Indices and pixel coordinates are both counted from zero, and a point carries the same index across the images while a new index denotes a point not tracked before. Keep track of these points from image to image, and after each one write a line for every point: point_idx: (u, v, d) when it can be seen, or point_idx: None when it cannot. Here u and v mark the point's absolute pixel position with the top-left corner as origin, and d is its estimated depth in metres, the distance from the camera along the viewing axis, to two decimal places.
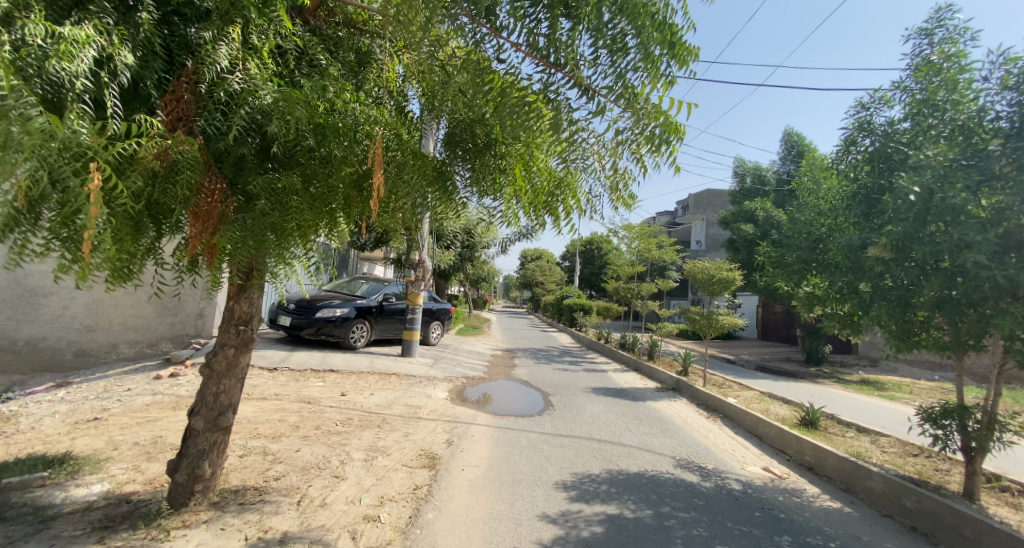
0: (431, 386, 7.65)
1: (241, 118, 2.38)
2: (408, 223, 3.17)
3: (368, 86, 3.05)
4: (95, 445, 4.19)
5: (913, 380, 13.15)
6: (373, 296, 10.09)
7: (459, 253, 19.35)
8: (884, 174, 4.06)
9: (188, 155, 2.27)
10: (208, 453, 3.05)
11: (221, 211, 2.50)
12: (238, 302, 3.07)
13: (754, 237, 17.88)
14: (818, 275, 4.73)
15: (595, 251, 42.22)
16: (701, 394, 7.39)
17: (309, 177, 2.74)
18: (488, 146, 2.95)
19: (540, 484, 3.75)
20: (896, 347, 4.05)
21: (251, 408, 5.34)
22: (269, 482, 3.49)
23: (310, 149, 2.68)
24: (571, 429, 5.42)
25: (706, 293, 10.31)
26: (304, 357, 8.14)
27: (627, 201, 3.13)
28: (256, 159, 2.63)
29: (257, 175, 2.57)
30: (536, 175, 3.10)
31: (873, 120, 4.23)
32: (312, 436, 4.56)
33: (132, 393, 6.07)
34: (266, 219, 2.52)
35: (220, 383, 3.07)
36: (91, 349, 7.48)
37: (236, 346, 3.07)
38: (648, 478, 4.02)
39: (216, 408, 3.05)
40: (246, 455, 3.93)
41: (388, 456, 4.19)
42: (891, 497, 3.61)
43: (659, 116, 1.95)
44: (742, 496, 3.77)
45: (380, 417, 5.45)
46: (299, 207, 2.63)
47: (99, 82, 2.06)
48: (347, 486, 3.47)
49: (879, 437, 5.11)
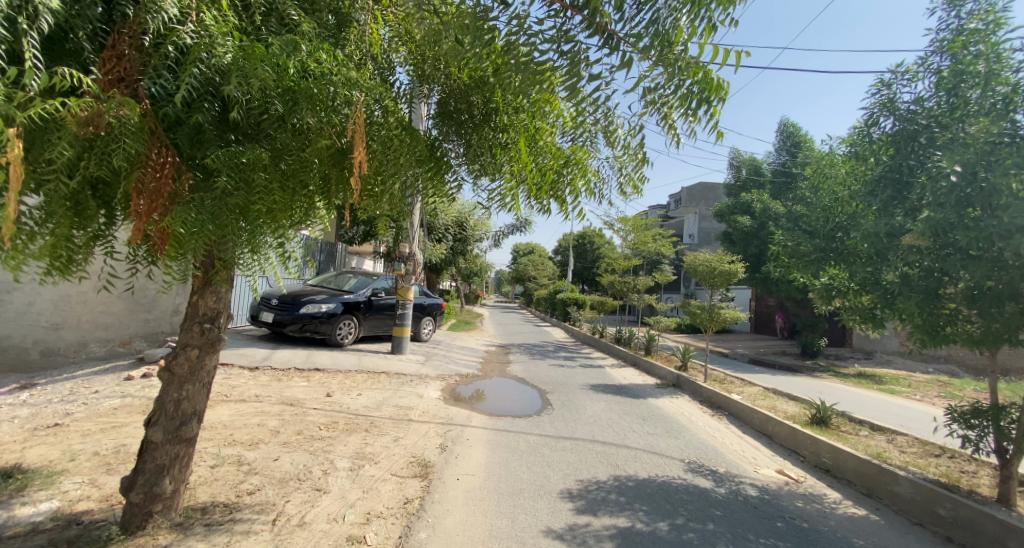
0: (423, 384, 7.30)
1: (192, 77, 1.98)
2: (397, 211, 2.85)
3: (348, 48, 2.58)
4: (49, 456, 3.78)
5: (908, 373, 13.12)
6: (361, 290, 9.68)
7: (451, 246, 18.93)
8: (912, 155, 3.78)
9: (130, 123, 1.88)
10: (169, 469, 2.67)
11: (173, 190, 2.11)
12: (203, 297, 2.69)
13: (751, 230, 17.64)
14: (837, 266, 4.45)
15: (588, 244, 42.05)
16: (703, 391, 7.15)
17: (280, 152, 2.37)
18: (486, 118, 2.51)
19: (543, 494, 3.44)
20: (923, 343, 3.78)
21: (227, 411, 4.94)
22: (242, 498, 3.11)
23: (279, 118, 2.28)
24: (572, 430, 5.11)
25: (706, 285, 10.07)
26: (289, 355, 7.72)
27: (638, 184, 2.85)
28: (217, 128, 2.23)
29: (217, 148, 2.18)
30: (541, 152, 2.62)
31: (898, 99, 3.97)
32: (294, 442, 4.19)
33: (99, 396, 5.62)
34: (228, 199, 2.15)
35: (181, 389, 2.68)
36: (59, 348, 6.85)
37: (200, 346, 2.70)
38: (659, 485, 3.74)
39: (177, 417, 2.68)
40: (219, 466, 3.55)
41: (376, 464, 3.84)
42: (922, 503, 3.40)
43: (697, 71, 1.65)
44: (760, 503, 3.51)
45: (368, 420, 5.08)
46: (267, 185, 2.26)
47: (15, 30, 1.63)
48: (330, 501, 3.13)
49: (895, 436, 4.92)
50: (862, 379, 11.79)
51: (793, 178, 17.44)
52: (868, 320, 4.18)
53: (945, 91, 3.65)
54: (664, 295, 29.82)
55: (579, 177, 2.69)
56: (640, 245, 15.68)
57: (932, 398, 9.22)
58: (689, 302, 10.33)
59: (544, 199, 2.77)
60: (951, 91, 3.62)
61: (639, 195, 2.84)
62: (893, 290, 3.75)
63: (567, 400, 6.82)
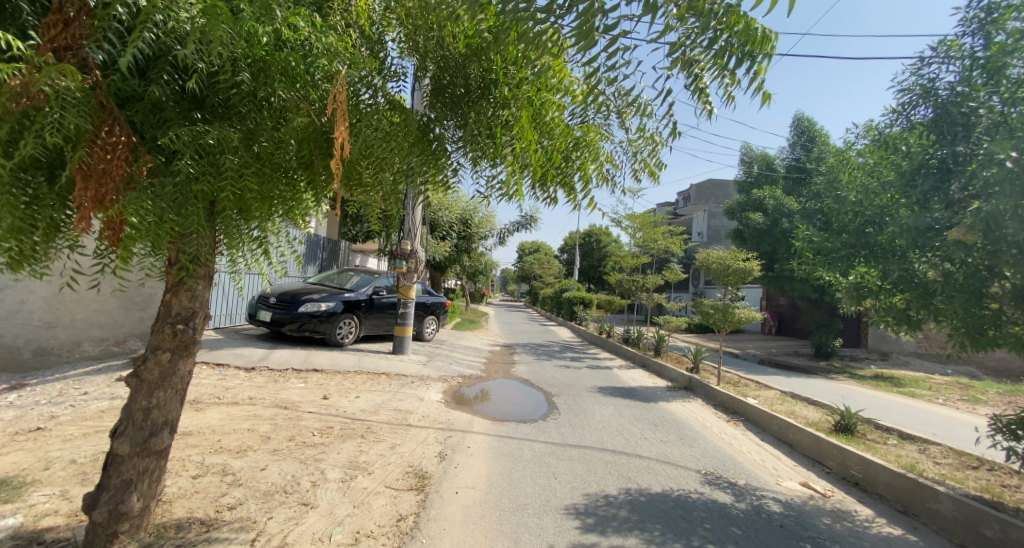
0: (423, 386, 7.05)
1: (142, 40, 1.69)
2: (388, 200, 2.53)
3: (332, 18, 2.25)
4: (24, 464, 3.57)
5: (929, 376, 12.64)
6: (362, 289, 9.45)
7: (456, 244, 18.64)
8: (955, 141, 3.47)
9: (72, 94, 1.60)
10: (137, 484, 2.44)
11: (127, 173, 1.83)
12: (176, 296, 2.44)
13: (763, 227, 17.09)
14: (867, 264, 4.11)
15: (594, 243, 41.58)
16: (718, 395, 6.82)
17: (252, 132, 2.08)
18: (484, 92, 2.17)
19: (548, 511, 3.16)
20: (966, 347, 3.45)
21: (218, 415, 4.71)
22: (221, 513, 2.85)
23: (249, 93, 1.99)
24: (579, 438, 4.82)
25: (719, 284, 9.71)
26: (286, 355, 7.51)
27: (655, 169, 2.56)
28: (180, 105, 1.96)
29: (179, 126, 1.89)
30: (548, 133, 2.25)
31: (935, 83, 3.68)
32: (284, 450, 3.95)
33: (87, 398, 5.43)
34: (193, 186, 1.87)
35: (151, 397, 2.44)
36: (52, 348, 6.68)
37: (173, 349, 2.44)
38: (674, 500, 3.44)
39: (146, 428, 2.44)
40: (200, 477, 3.31)
41: (369, 475, 3.59)
42: (966, 524, 3.09)
43: (737, 21, 1.33)
44: (785, 521, 3.21)
45: (364, 425, 4.83)
46: (239, 169, 1.98)
47: None
48: (316, 518, 2.88)
49: (928, 446, 4.59)
50: (881, 381, 11.38)
51: (807, 174, 17.05)
52: (902, 322, 3.86)
53: (991, 70, 3.34)
54: (672, 294, 29.39)
55: (590, 162, 2.34)
56: (649, 243, 15.29)
57: (956, 402, 8.84)
58: (701, 301, 9.96)
59: (551, 186, 2.42)
60: (995, 71, 3.32)
61: (657, 183, 2.55)
62: (933, 287, 3.44)
63: (574, 404, 6.54)
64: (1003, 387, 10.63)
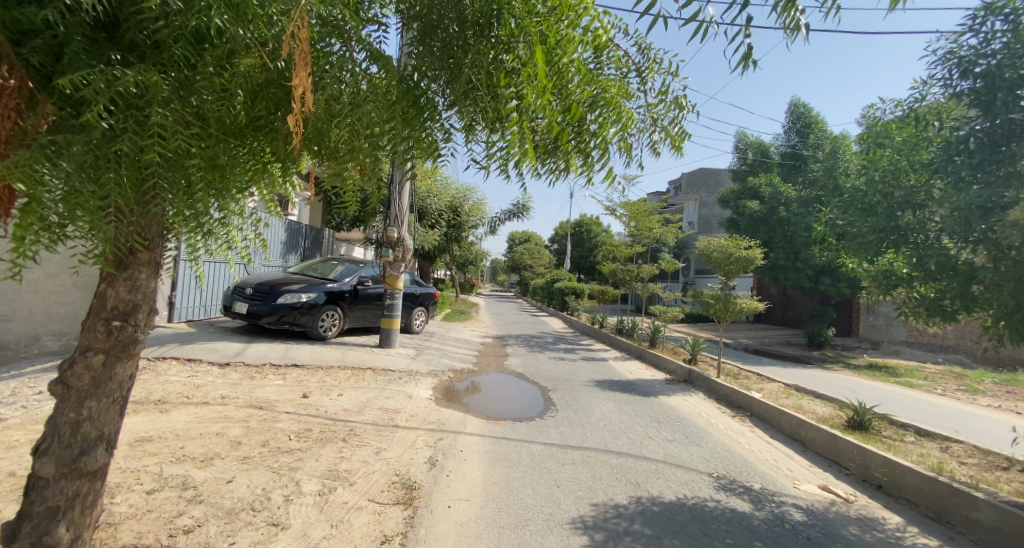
0: (413, 382, 6.67)
1: None
2: (366, 178, 2.07)
3: None
4: None
5: (920, 364, 12.73)
6: (346, 279, 8.97)
7: (446, 232, 18.09)
8: (1008, 110, 3.18)
9: None
10: (66, 511, 2.05)
11: (20, 128, 1.36)
12: (113, 287, 1.98)
13: (760, 215, 16.92)
14: (895, 249, 3.82)
15: (584, 232, 41.50)
16: (721, 388, 6.58)
17: (191, 83, 1.61)
18: (483, 35, 1.73)
19: (553, 526, 2.84)
20: (1005, 339, 3.16)
21: (184, 417, 4.27)
22: (175, 538, 2.42)
23: (180, 27, 1.52)
24: (581, 438, 4.49)
25: (721, 272, 9.44)
26: (264, 350, 7.04)
27: (676, 138, 2.18)
28: (91, 44, 1.50)
29: (87, 67, 1.41)
30: (561, 88, 1.82)
31: (980, 50, 3.39)
32: (256, 457, 3.54)
33: (40, 399, 4.93)
34: (107, 146, 1.38)
35: (81, 408, 2.01)
36: (7, 343, 6.13)
37: (107, 350, 2.00)
38: (691, 510, 3.12)
39: (76, 445, 2.02)
40: (156, 492, 2.88)
41: (352, 486, 3.22)
42: (1009, 534, 2.82)
43: None
44: (812, 533, 2.92)
45: (347, 427, 4.44)
46: (176, 127, 1.48)
47: None
48: (289, 542, 2.50)
49: (948, 444, 4.40)
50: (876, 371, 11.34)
51: (802, 161, 16.87)
52: (935, 314, 3.52)
53: None
54: (664, 283, 29.34)
55: (612, 123, 1.87)
56: (643, 232, 15.01)
57: (955, 392, 8.76)
58: (700, 291, 9.70)
59: (564, 156, 1.97)
60: None
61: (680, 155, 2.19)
62: (980, 274, 3.14)
63: (572, 400, 6.22)
64: (996, 375, 10.69)
